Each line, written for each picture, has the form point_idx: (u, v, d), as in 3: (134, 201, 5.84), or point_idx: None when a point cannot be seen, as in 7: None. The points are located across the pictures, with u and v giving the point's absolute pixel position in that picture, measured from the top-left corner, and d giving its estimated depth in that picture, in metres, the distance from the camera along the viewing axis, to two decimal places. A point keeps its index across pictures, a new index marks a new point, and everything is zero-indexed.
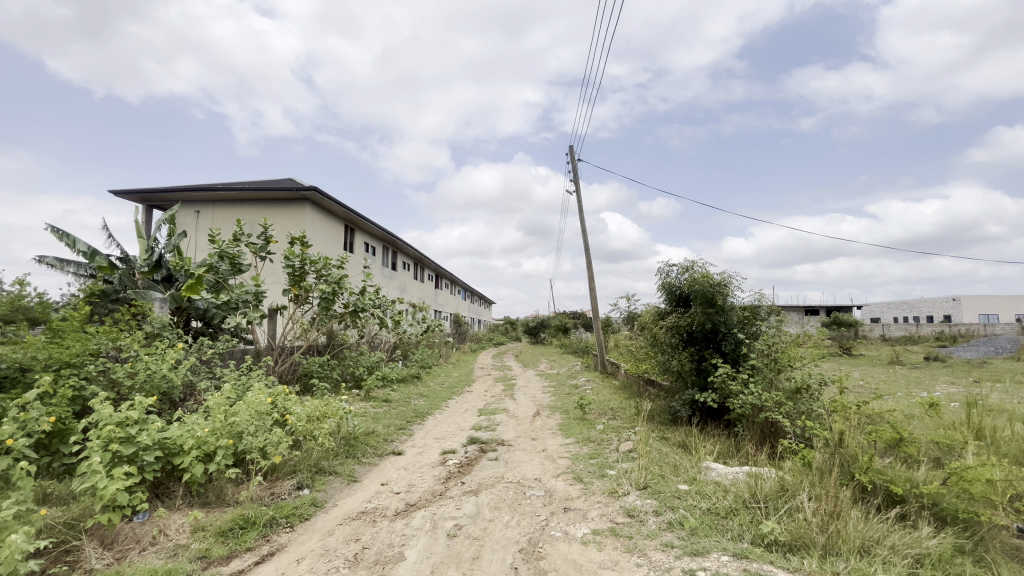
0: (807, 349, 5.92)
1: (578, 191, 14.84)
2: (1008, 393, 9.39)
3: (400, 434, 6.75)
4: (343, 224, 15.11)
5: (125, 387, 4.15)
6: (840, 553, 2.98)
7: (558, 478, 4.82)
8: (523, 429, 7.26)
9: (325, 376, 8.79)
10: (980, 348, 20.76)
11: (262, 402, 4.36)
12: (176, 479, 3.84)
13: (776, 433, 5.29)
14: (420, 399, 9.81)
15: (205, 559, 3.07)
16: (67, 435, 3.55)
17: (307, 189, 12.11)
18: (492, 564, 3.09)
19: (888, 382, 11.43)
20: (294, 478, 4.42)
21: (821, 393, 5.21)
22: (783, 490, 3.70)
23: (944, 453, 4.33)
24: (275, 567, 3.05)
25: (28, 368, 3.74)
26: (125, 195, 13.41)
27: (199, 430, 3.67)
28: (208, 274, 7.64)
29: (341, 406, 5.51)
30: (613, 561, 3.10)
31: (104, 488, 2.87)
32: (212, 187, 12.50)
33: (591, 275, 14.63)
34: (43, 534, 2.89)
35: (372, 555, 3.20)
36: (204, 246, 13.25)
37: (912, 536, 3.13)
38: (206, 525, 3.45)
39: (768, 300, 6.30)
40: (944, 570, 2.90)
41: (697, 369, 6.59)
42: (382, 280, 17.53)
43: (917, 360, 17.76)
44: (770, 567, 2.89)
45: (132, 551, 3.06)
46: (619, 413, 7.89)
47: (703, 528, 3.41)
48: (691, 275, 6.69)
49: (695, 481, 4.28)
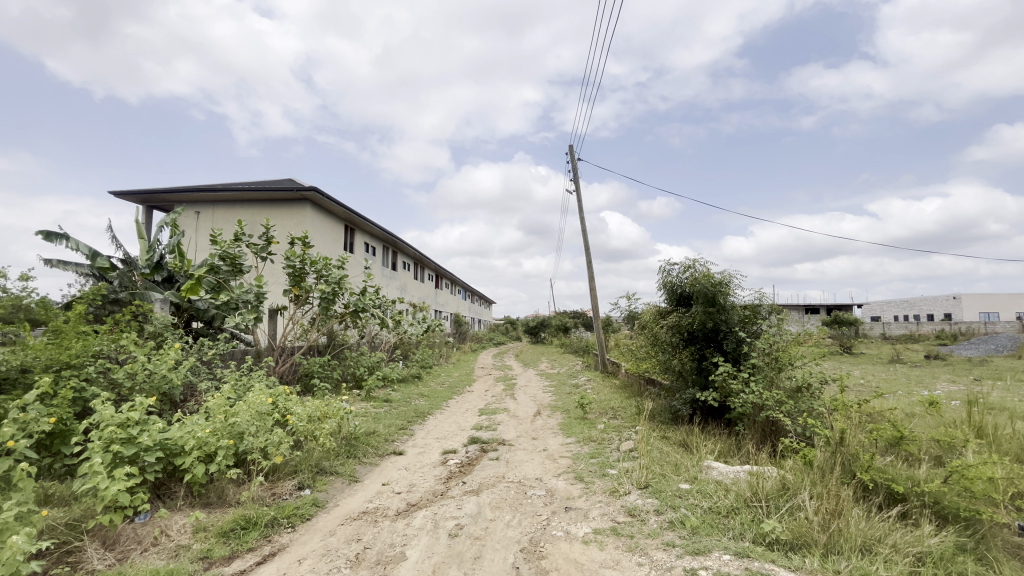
0: (807, 348, 5.92)
1: (578, 190, 14.82)
2: (1010, 391, 9.36)
3: (401, 433, 6.76)
4: (343, 224, 15.11)
5: (126, 388, 4.15)
6: (842, 551, 2.98)
7: (559, 478, 4.82)
8: (524, 428, 7.26)
9: (325, 376, 8.80)
10: (981, 347, 20.75)
11: (263, 403, 4.36)
12: (177, 480, 3.85)
13: (777, 432, 5.29)
14: (420, 399, 9.80)
15: (207, 560, 3.07)
16: (68, 436, 3.55)
17: (307, 189, 12.09)
18: (494, 564, 3.09)
19: (889, 381, 11.39)
20: (296, 478, 4.42)
21: (822, 392, 5.20)
22: (784, 489, 3.70)
23: (946, 451, 4.32)
24: (277, 567, 3.05)
25: (29, 370, 3.74)
26: (125, 195, 13.40)
27: (200, 431, 3.67)
28: (208, 274, 7.64)
29: (342, 406, 5.50)
30: (615, 561, 3.10)
31: (106, 489, 2.88)
32: (212, 188, 12.50)
33: (591, 274, 14.62)
34: (45, 534, 2.89)
35: (374, 555, 3.20)
36: (204, 246, 13.24)
37: (914, 534, 3.13)
38: (208, 526, 3.46)
39: (769, 299, 6.29)
40: (946, 568, 2.90)
41: (697, 368, 6.59)
42: (382, 280, 17.52)
43: (917, 359, 17.74)
44: (772, 566, 2.89)
45: (134, 551, 3.07)
46: (620, 412, 7.88)
47: (704, 527, 3.41)
48: (692, 274, 6.68)
49: (696, 480, 4.28)
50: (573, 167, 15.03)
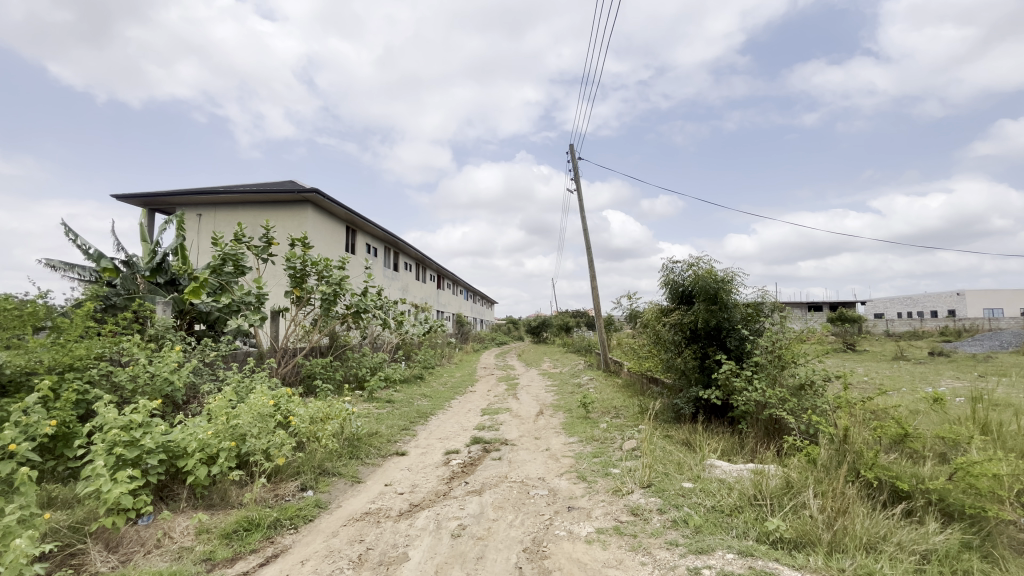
0: (810, 346, 5.89)
1: (579, 189, 14.82)
2: (1014, 388, 9.31)
3: (403, 434, 6.76)
4: (345, 225, 15.15)
5: (128, 390, 4.17)
6: (847, 550, 2.96)
7: (562, 477, 4.82)
8: (526, 428, 7.26)
9: (328, 377, 8.82)
10: (985, 343, 20.67)
11: (265, 404, 4.36)
12: (180, 481, 3.85)
13: (780, 430, 5.26)
14: (423, 399, 9.82)
15: (210, 562, 3.08)
16: (71, 439, 3.56)
17: (308, 189, 12.11)
18: (496, 564, 3.08)
19: (893, 378, 11.33)
20: (299, 479, 4.43)
21: (826, 389, 5.17)
22: (788, 487, 3.69)
23: (950, 448, 4.29)
24: (281, 568, 3.06)
25: (33, 372, 3.77)
26: (127, 198, 13.45)
27: (202, 434, 3.67)
28: (210, 276, 7.66)
29: (345, 407, 5.51)
30: (617, 560, 3.09)
31: (109, 491, 2.89)
32: (214, 190, 12.53)
33: (593, 274, 14.59)
34: (48, 538, 2.90)
35: (376, 556, 3.20)
36: (206, 249, 13.29)
37: (920, 532, 3.11)
38: (211, 527, 3.47)
39: (772, 297, 6.26)
40: (952, 566, 2.88)
41: (700, 367, 6.57)
42: (384, 281, 17.56)
43: (922, 356, 17.65)
44: (776, 564, 2.87)
45: (138, 553, 3.07)
46: (623, 411, 7.87)
47: (708, 526, 3.40)
48: (694, 271, 6.66)
49: (698, 479, 4.27)
50: (573, 166, 15.02)
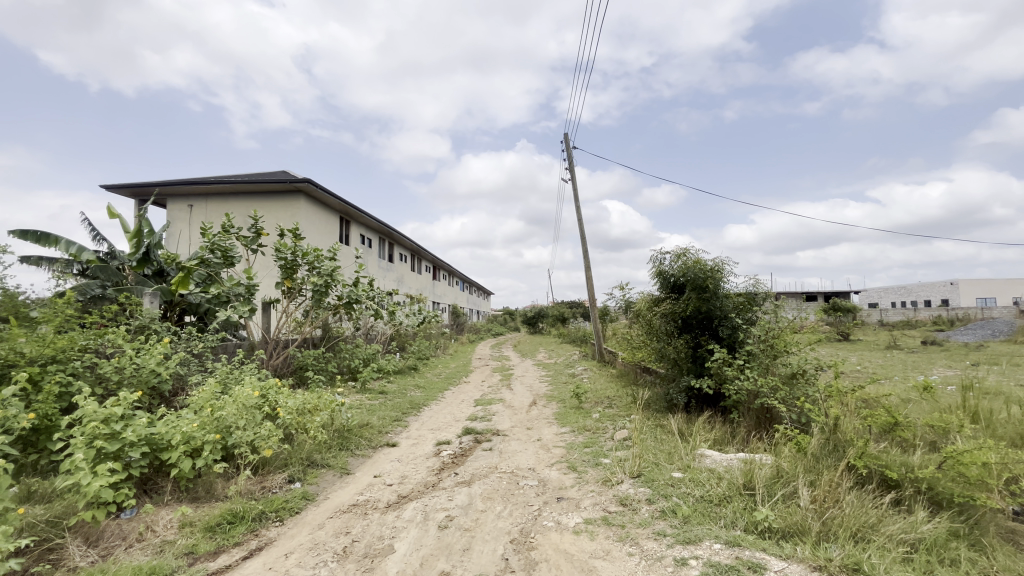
0: (803, 335, 5.86)
1: (573, 179, 14.65)
2: (1005, 375, 9.46)
3: (395, 426, 6.72)
4: (338, 216, 15.00)
5: (113, 382, 4.11)
6: (836, 540, 2.93)
7: (552, 468, 4.79)
8: (519, 419, 7.24)
9: (320, 369, 8.74)
10: (978, 331, 20.86)
11: (250, 396, 4.32)
12: (165, 475, 3.80)
13: (771, 419, 5.27)
14: (416, 390, 9.79)
15: (192, 555, 3.03)
16: (54, 432, 3.51)
17: (300, 179, 11.93)
18: (483, 555, 3.06)
19: (888, 367, 11.44)
20: (286, 471, 4.38)
21: (818, 378, 5.23)
22: (778, 476, 3.67)
23: (939, 436, 4.30)
24: (263, 562, 3.01)
25: (13, 364, 3.68)
26: (117, 189, 13.24)
27: (187, 426, 3.62)
28: (199, 266, 7.56)
29: (334, 398, 5.43)
30: (605, 551, 3.06)
31: (88, 484, 2.81)
32: (204, 180, 12.33)
33: (588, 264, 14.55)
34: (25, 532, 2.81)
35: (361, 549, 3.16)
36: (197, 240, 13.13)
37: (907, 521, 3.09)
38: (195, 520, 3.41)
39: (764, 286, 6.22)
40: (939, 554, 2.87)
41: (693, 356, 6.55)
42: (378, 273, 17.41)
43: (916, 345, 17.83)
44: (763, 554, 2.85)
45: (119, 547, 3.03)
46: (616, 401, 7.89)
47: (696, 516, 3.39)
48: (683, 262, 6.58)
49: (689, 469, 4.24)
50: (567, 155, 14.84)
